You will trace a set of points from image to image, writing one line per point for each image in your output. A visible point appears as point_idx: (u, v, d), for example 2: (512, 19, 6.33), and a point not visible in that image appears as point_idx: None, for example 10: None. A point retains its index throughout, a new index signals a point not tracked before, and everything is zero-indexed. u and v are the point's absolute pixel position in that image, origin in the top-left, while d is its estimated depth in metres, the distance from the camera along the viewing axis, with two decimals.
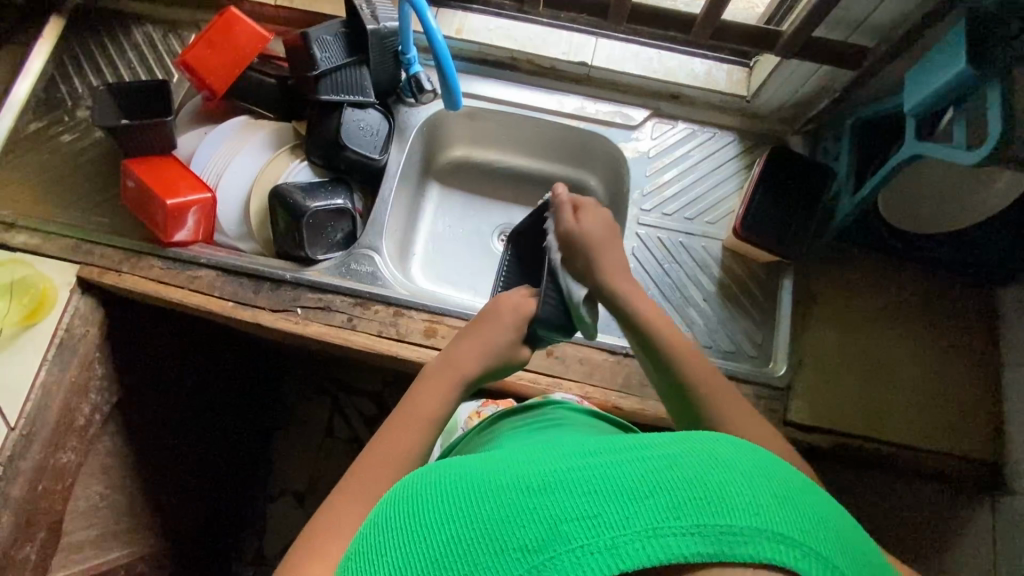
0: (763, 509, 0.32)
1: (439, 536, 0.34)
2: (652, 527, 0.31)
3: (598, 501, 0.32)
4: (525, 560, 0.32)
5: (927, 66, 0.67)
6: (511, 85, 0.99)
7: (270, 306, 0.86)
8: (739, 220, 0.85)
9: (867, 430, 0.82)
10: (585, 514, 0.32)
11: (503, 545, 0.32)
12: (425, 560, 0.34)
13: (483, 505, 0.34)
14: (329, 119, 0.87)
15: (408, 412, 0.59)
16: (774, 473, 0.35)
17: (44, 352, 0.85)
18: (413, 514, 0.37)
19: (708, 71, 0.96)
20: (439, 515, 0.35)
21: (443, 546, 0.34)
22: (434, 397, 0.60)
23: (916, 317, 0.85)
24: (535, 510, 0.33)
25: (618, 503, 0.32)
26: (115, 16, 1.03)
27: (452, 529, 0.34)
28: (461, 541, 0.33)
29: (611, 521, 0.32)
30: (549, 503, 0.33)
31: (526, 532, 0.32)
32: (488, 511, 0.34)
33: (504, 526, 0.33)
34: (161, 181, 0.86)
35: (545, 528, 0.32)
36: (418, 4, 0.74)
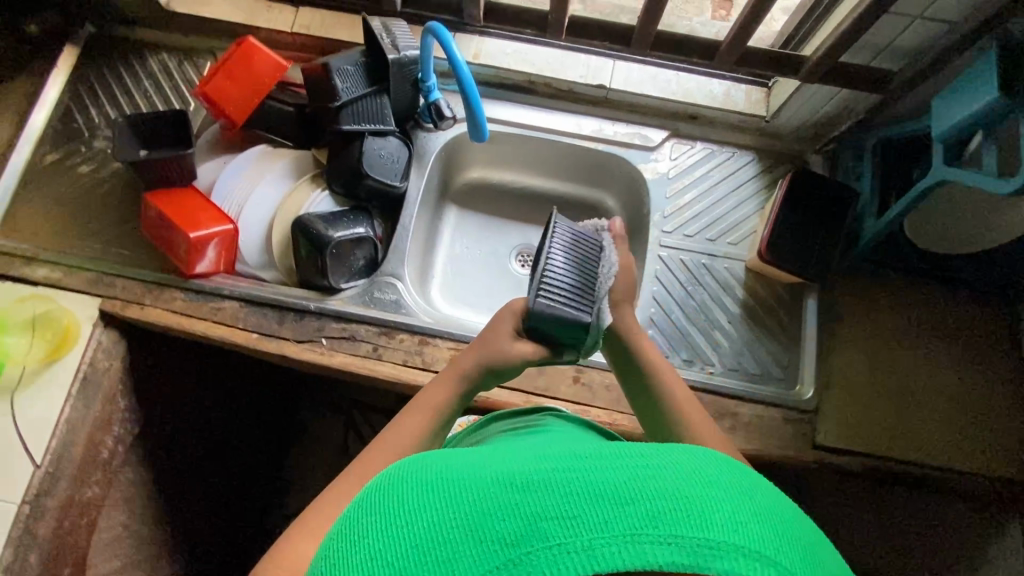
0: (742, 526, 0.32)
1: (418, 521, 0.34)
2: (630, 532, 0.31)
3: (578, 502, 0.32)
4: (499, 553, 0.31)
5: (956, 92, 0.67)
6: (529, 108, 0.98)
7: (295, 337, 0.86)
8: (763, 244, 0.85)
9: (895, 451, 0.82)
10: (563, 513, 0.32)
11: (479, 536, 0.32)
12: (400, 545, 0.33)
13: (464, 497, 0.34)
14: (351, 149, 0.87)
15: (420, 404, 0.65)
16: (756, 492, 0.35)
17: (69, 387, 0.84)
18: (396, 500, 0.36)
19: (727, 92, 0.96)
20: (420, 502, 0.35)
21: (420, 531, 0.33)
22: (446, 391, 0.67)
23: (941, 337, 0.85)
24: (517, 504, 0.33)
25: (599, 504, 0.32)
26: (130, 44, 1.03)
27: (431, 515, 0.34)
28: (438, 527, 0.33)
29: (589, 523, 0.31)
30: (530, 499, 0.33)
31: (505, 526, 0.32)
32: (468, 502, 0.34)
33: (482, 519, 0.33)
34: (183, 213, 0.86)
35: (523, 523, 0.32)
36: (442, 36, 0.73)
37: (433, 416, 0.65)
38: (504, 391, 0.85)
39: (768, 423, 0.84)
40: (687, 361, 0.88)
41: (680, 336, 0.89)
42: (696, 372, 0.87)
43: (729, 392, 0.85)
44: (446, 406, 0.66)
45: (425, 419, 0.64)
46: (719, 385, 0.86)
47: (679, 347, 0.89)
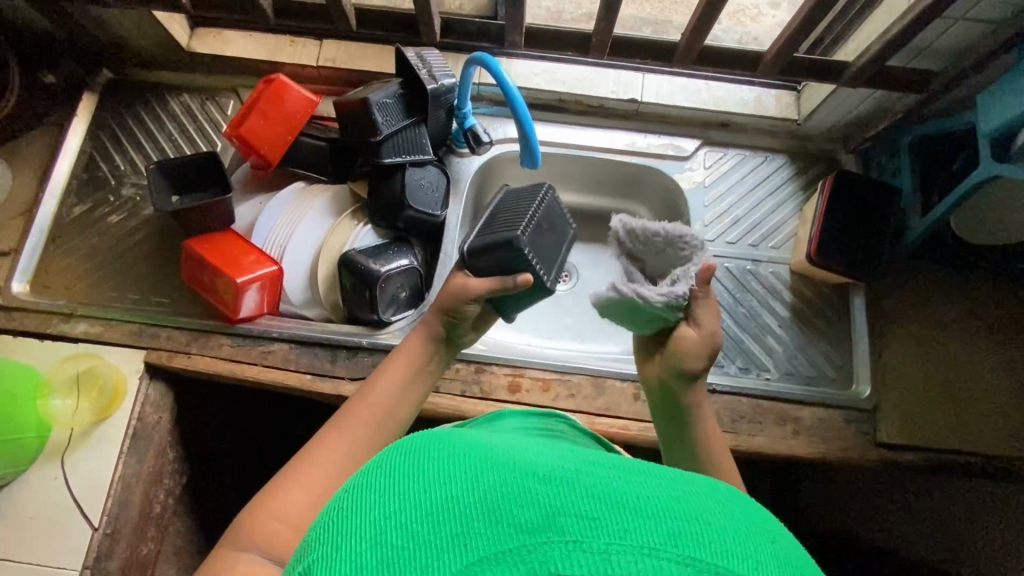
0: (767, 568, 0.30)
1: (431, 491, 0.32)
2: (649, 545, 0.29)
3: (600, 506, 0.30)
4: (512, 538, 0.29)
5: (1004, 88, 0.69)
6: (561, 127, 0.98)
7: (349, 375, 0.85)
8: (812, 246, 0.86)
9: (958, 443, 0.82)
10: (583, 511, 0.30)
11: (493, 517, 0.30)
12: (408, 512, 0.31)
13: (481, 474, 0.32)
14: (392, 181, 0.86)
15: (396, 357, 0.71)
16: (783, 542, 0.33)
17: (120, 445, 0.82)
18: (408, 466, 0.34)
19: (757, 98, 0.97)
20: (435, 470, 0.33)
21: (434, 500, 0.31)
22: (416, 342, 0.71)
23: (990, 326, 0.86)
24: (536, 494, 0.31)
25: (621, 512, 0.30)
26: (149, 88, 1.01)
27: (445, 486, 0.32)
28: (450, 499, 0.31)
29: (609, 527, 0.29)
30: (552, 492, 0.31)
31: (522, 515, 0.30)
32: (485, 480, 0.32)
33: (498, 501, 0.31)
34: (226, 258, 0.84)
35: (541, 511, 0.30)
36: (490, 64, 0.73)
37: (408, 364, 0.70)
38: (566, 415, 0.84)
39: (830, 425, 0.84)
40: (743, 369, 0.88)
41: (734, 344, 0.89)
42: (753, 379, 0.87)
43: (789, 396, 0.85)
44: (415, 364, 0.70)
45: (401, 369, 0.69)
46: (778, 390, 0.86)
47: (734, 355, 0.89)
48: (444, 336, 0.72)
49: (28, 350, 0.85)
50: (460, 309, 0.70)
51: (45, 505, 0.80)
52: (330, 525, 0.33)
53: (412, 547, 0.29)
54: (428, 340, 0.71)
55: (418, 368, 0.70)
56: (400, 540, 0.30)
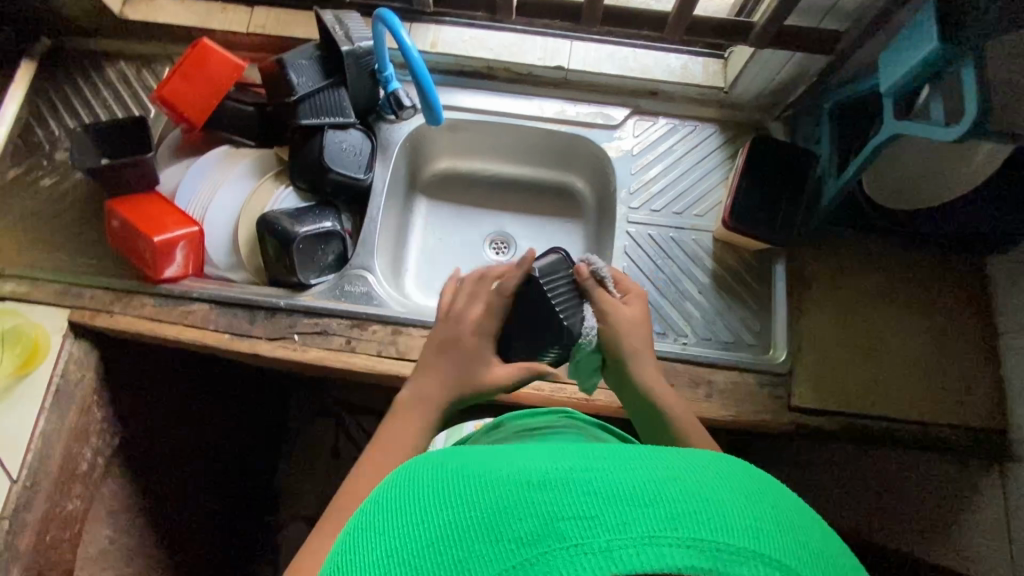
0: (765, 534, 0.31)
1: (434, 523, 0.34)
2: (651, 534, 0.30)
3: (598, 503, 0.31)
4: (514, 553, 0.31)
5: (900, 44, 0.68)
6: (489, 94, 0.99)
7: (267, 335, 0.86)
8: (727, 210, 0.86)
9: (872, 408, 0.82)
10: (580, 512, 0.31)
11: (493, 535, 0.31)
12: (414, 546, 0.33)
13: (479, 496, 0.34)
14: (311, 144, 0.87)
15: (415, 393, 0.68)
16: (778, 502, 0.34)
17: (41, 401, 0.84)
18: (410, 502, 0.37)
19: (684, 66, 0.96)
20: (435, 503, 0.35)
21: (435, 531, 0.34)
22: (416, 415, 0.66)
23: (911, 292, 0.86)
24: (534, 503, 0.32)
25: (618, 505, 0.31)
26: (87, 56, 1.02)
27: (447, 516, 0.34)
28: (451, 525, 0.33)
29: (608, 523, 0.30)
30: (547, 497, 0.32)
31: (520, 526, 0.31)
32: (483, 501, 0.33)
33: (496, 519, 0.32)
34: (146, 218, 0.85)
35: (539, 522, 0.31)
36: (391, 22, 0.73)
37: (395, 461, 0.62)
38: None
39: (744, 388, 0.85)
40: (661, 334, 0.88)
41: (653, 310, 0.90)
42: (670, 343, 0.87)
43: (703, 361, 0.86)
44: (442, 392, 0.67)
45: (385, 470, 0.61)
46: (695, 354, 0.86)
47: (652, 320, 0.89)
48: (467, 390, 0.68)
49: None
50: (463, 314, 0.71)
51: None
52: (343, 561, 0.36)
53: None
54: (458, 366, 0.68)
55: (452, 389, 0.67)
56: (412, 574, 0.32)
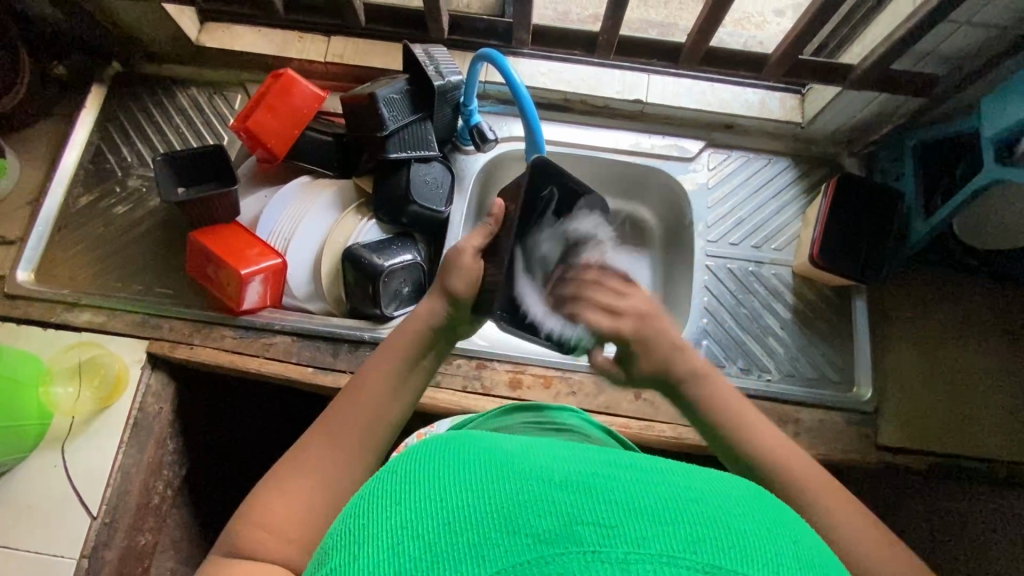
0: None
1: (445, 499, 0.29)
2: (669, 553, 0.26)
3: (616, 511, 0.28)
4: (529, 549, 0.26)
5: (1009, 91, 0.69)
6: (564, 126, 0.99)
7: (351, 369, 0.85)
8: (814, 247, 0.86)
9: (962, 448, 0.82)
10: (601, 519, 0.27)
11: (510, 527, 0.27)
12: (425, 520, 0.28)
13: (495, 483, 0.29)
14: (398, 176, 0.87)
15: (381, 356, 0.62)
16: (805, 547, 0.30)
17: (121, 434, 0.82)
18: (422, 470, 0.32)
19: (761, 100, 0.97)
20: (452, 479, 0.30)
21: (449, 511, 0.28)
22: (429, 312, 0.64)
23: (990, 332, 0.87)
24: (553, 502, 0.28)
25: (639, 520, 0.27)
26: (157, 81, 1.01)
27: (459, 496, 0.29)
28: (462, 508, 0.28)
29: (628, 535, 0.26)
30: (571, 499, 0.28)
31: (540, 524, 0.27)
32: (501, 489, 0.29)
33: (515, 509, 0.28)
34: (230, 249, 0.84)
35: (559, 521, 0.27)
36: (496, 60, 0.74)
37: (396, 364, 0.61)
38: None
39: (830, 426, 0.84)
40: (745, 370, 0.88)
41: (736, 345, 0.89)
42: (755, 379, 0.87)
43: (790, 399, 0.85)
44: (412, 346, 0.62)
45: (386, 373, 0.60)
46: (781, 392, 0.86)
47: (735, 356, 0.89)
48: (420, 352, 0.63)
49: (32, 338, 0.85)
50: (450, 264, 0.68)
51: (45, 493, 0.79)
52: (346, 534, 0.30)
53: (430, 559, 0.26)
54: (426, 331, 0.64)
55: (410, 362, 0.62)
56: (417, 552, 0.27)
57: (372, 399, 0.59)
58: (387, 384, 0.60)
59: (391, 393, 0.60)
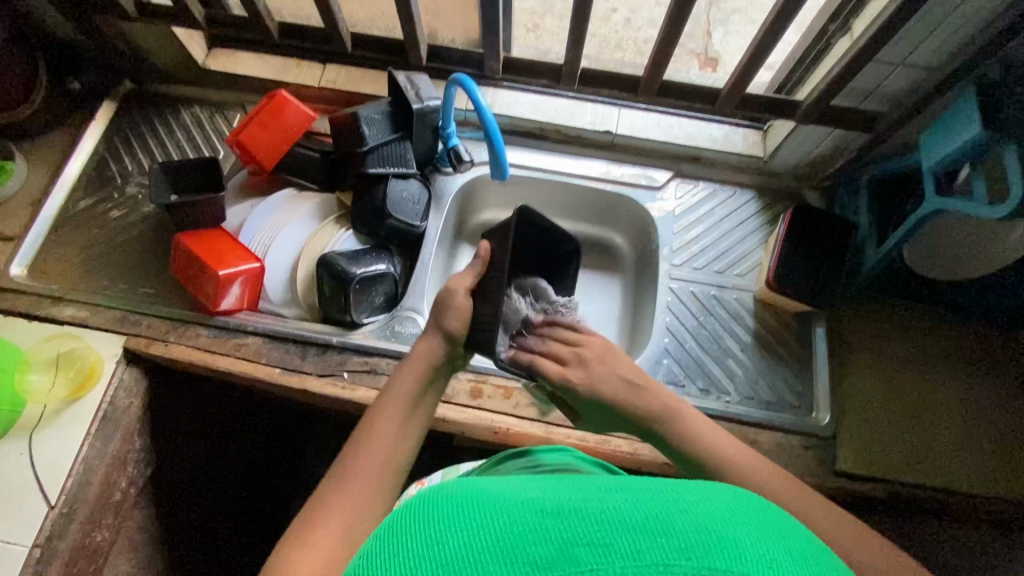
0: (775, 564, 0.30)
1: (447, 543, 0.31)
2: (663, 562, 0.29)
3: (608, 530, 0.30)
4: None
5: (939, 130, 0.73)
6: (540, 152, 1.05)
7: (317, 371, 0.88)
8: (770, 272, 0.90)
9: (920, 477, 0.82)
10: (595, 540, 0.30)
11: (509, 557, 0.30)
12: (431, 564, 0.30)
13: (493, 520, 0.32)
14: (376, 191, 0.92)
15: (385, 403, 0.63)
16: (787, 533, 0.33)
17: (88, 426, 0.83)
18: (421, 520, 0.34)
19: (725, 135, 1.03)
20: (451, 522, 0.33)
21: (450, 551, 0.31)
22: (425, 355, 0.68)
23: (948, 364, 0.88)
24: (548, 531, 0.31)
25: (631, 533, 0.30)
26: (163, 99, 1.09)
27: (461, 538, 0.32)
28: (464, 547, 0.31)
29: (622, 551, 0.29)
30: (561, 525, 0.31)
31: (536, 549, 0.30)
32: (498, 525, 0.32)
33: (513, 541, 0.31)
34: (212, 252, 0.89)
35: (554, 547, 0.30)
36: (467, 85, 0.80)
37: (402, 407, 0.63)
38: (524, 423, 0.85)
39: (788, 450, 0.84)
40: (704, 391, 0.89)
41: (696, 366, 0.91)
42: (713, 400, 0.88)
43: (748, 421, 0.86)
44: (414, 392, 0.65)
45: (394, 416, 0.62)
46: (739, 413, 0.87)
47: (695, 377, 0.90)
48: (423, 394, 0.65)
49: (16, 328, 0.89)
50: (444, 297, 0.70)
51: (8, 480, 0.80)
52: None
53: None
54: (425, 374, 0.66)
55: (413, 406, 0.64)
56: None
57: (382, 445, 0.59)
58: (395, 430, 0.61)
59: (402, 437, 0.61)
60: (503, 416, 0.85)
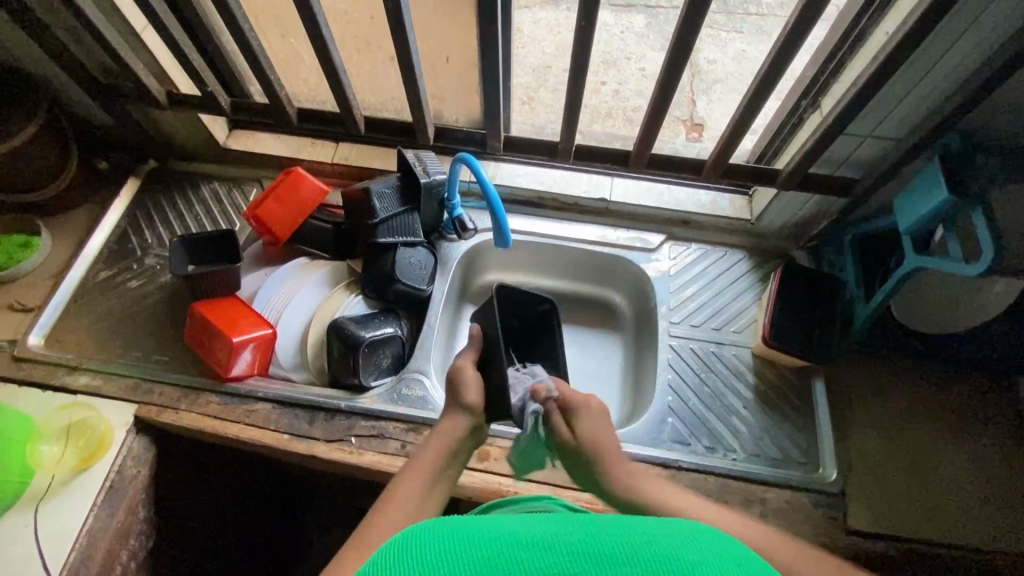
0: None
1: None
2: None
3: (579, 562, 0.36)
4: None
5: (912, 195, 0.78)
6: (539, 220, 1.11)
7: (325, 436, 0.89)
8: (766, 329, 0.93)
9: (932, 534, 0.82)
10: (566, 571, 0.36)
11: None
12: None
13: (476, 554, 0.38)
14: (385, 259, 0.97)
15: (410, 472, 0.65)
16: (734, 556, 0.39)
17: (94, 496, 0.83)
18: (409, 557, 0.39)
19: (713, 200, 1.09)
20: (435, 556, 0.38)
21: None
22: (451, 428, 0.70)
23: (948, 416, 0.90)
24: (525, 562, 0.37)
25: (598, 564, 0.36)
26: (185, 176, 1.16)
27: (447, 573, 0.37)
28: None
29: None
30: (535, 557, 0.37)
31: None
32: (479, 560, 0.37)
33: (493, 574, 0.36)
34: (225, 319, 0.92)
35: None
36: (471, 162, 0.87)
37: (426, 478, 0.64)
38: (533, 485, 0.85)
39: (798, 508, 0.84)
40: (710, 449, 0.90)
41: (699, 424, 0.92)
42: (719, 458, 0.88)
43: (755, 479, 0.86)
44: (439, 463, 0.66)
45: (417, 486, 0.63)
46: (745, 471, 0.87)
47: (700, 435, 0.91)
48: (446, 466, 0.67)
49: (30, 398, 0.90)
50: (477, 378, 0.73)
51: (8, 555, 0.79)
52: None
53: None
54: (450, 447, 0.68)
55: (435, 477, 0.65)
56: None
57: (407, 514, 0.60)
58: (422, 501, 0.62)
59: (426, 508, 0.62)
60: (510, 479, 0.85)
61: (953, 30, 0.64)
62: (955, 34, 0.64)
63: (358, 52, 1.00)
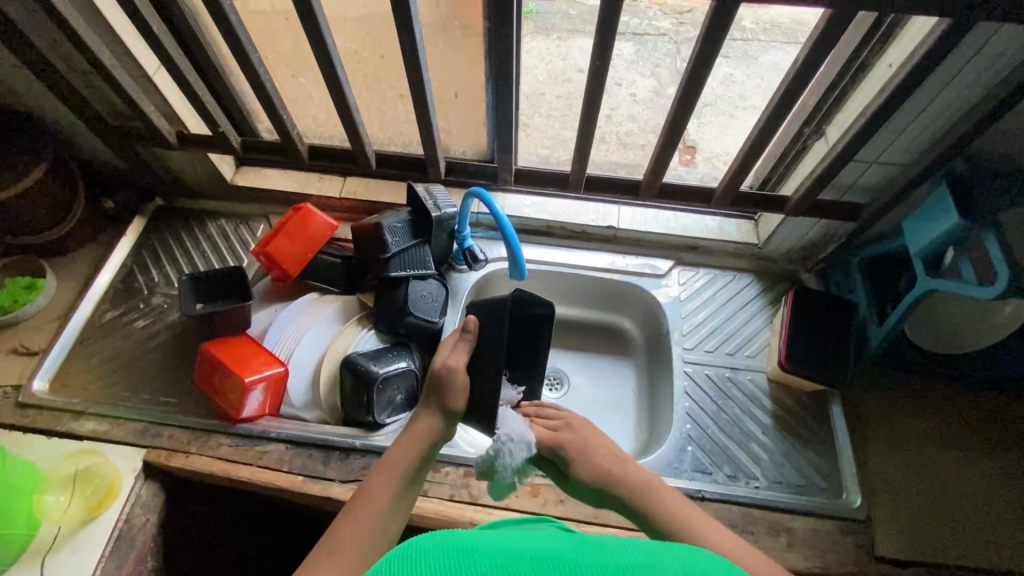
0: None
1: None
2: None
3: None
4: None
5: (921, 218, 0.79)
6: (548, 248, 1.11)
7: (340, 477, 0.87)
8: (782, 354, 0.93)
9: (962, 559, 0.81)
10: None
11: None
12: None
13: None
14: (397, 293, 0.97)
15: (377, 473, 0.65)
16: None
17: (102, 547, 0.80)
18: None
19: (720, 225, 1.10)
20: None
21: None
22: (423, 428, 0.68)
23: (967, 436, 0.90)
24: None
25: None
26: (191, 213, 1.16)
27: None
28: None
29: None
30: None
31: None
32: None
33: None
34: (236, 358, 0.90)
35: None
36: (484, 196, 0.87)
37: (396, 480, 0.64)
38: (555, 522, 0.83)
39: (826, 536, 0.83)
40: (732, 477, 0.89)
41: (720, 451, 0.91)
42: (742, 486, 0.87)
43: (781, 507, 0.85)
44: (408, 464, 0.65)
45: (387, 487, 0.63)
46: (770, 499, 0.86)
47: (721, 463, 0.90)
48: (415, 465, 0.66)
49: (34, 446, 0.88)
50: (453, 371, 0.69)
51: None
52: None
53: None
54: (422, 447, 0.67)
55: (405, 478, 0.64)
56: None
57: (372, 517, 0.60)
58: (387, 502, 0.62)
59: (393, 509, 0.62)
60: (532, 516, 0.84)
61: (955, 61, 0.66)
62: (958, 65, 0.66)
63: (366, 89, 1.02)
